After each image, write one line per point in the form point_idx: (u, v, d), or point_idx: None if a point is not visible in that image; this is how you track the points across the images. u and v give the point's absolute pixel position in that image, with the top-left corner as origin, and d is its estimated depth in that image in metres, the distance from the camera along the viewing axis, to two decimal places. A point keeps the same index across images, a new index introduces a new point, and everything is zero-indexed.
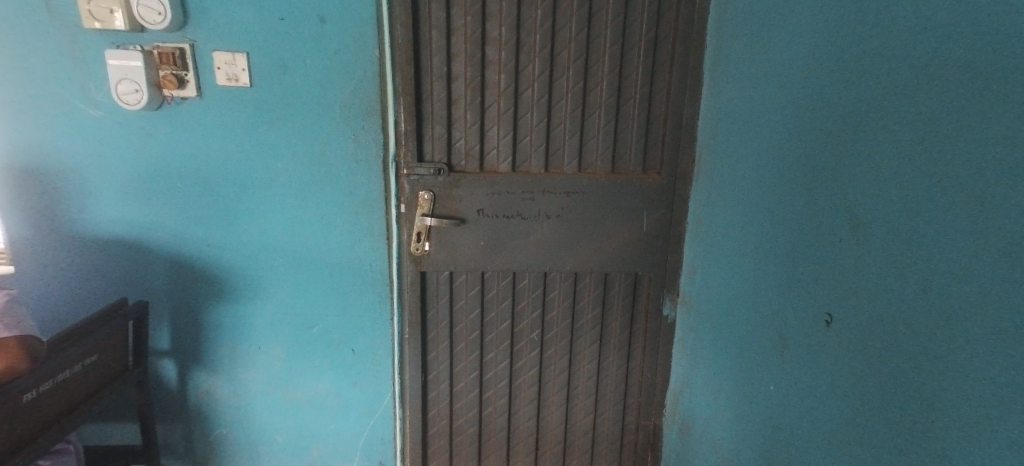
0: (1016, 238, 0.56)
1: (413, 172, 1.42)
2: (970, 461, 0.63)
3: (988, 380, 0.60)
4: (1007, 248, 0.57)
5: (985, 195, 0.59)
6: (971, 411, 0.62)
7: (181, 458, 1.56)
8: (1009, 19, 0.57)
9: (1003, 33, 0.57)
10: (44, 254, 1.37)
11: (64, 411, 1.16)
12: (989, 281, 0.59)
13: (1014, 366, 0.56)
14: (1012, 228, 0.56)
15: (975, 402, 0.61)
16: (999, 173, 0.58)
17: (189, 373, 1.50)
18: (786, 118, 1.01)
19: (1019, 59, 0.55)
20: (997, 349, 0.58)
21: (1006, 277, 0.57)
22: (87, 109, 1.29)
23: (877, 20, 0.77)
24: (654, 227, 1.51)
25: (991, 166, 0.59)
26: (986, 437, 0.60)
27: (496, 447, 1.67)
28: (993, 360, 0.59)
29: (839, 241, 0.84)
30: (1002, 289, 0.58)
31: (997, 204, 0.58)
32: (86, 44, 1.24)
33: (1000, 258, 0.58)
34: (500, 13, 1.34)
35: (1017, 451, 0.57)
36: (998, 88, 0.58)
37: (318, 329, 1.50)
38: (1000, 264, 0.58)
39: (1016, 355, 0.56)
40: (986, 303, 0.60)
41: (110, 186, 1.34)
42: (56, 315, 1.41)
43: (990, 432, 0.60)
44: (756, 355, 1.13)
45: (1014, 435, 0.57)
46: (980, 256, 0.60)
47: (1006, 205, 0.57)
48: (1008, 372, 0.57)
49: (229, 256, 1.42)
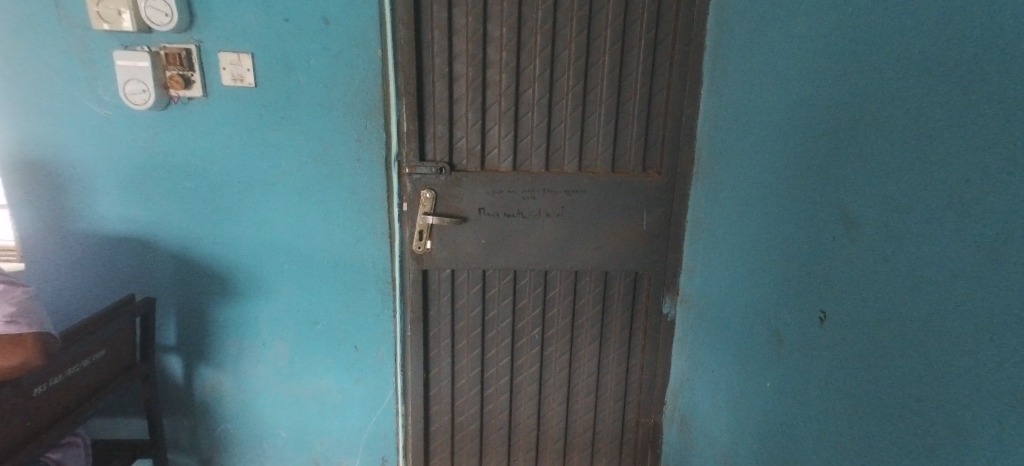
0: (1004, 238, 0.57)
1: (415, 172, 1.44)
2: (955, 456, 0.64)
3: (975, 377, 0.61)
4: (993, 248, 0.58)
5: (974, 196, 0.61)
6: (961, 407, 0.63)
7: (188, 452, 1.58)
8: (999, 25, 0.58)
9: (993, 38, 0.58)
10: (54, 252, 1.40)
11: (73, 405, 1.18)
12: (977, 281, 0.60)
13: (1000, 364, 0.58)
14: (999, 229, 0.58)
15: (962, 398, 0.63)
16: (988, 175, 0.59)
17: (195, 369, 1.52)
18: (784, 117, 1.02)
19: (1007, 64, 0.57)
20: (984, 347, 0.60)
21: (992, 278, 0.59)
22: (96, 109, 1.31)
23: (871, 23, 0.78)
24: (654, 225, 1.52)
25: (979, 168, 0.60)
26: (974, 432, 0.62)
27: (497, 442, 1.69)
28: (980, 358, 0.60)
29: (834, 239, 0.85)
30: (989, 289, 0.59)
31: (986, 205, 0.59)
32: (96, 45, 1.27)
33: (990, 257, 0.59)
34: (501, 13, 1.36)
35: (1009, 448, 0.57)
36: (986, 93, 0.59)
37: (322, 326, 1.52)
38: (987, 264, 0.59)
39: (1002, 354, 0.58)
40: (973, 302, 0.61)
41: (116, 183, 1.36)
42: (64, 310, 1.44)
43: (977, 428, 0.61)
44: (755, 353, 1.14)
45: (999, 431, 0.58)
46: (967, 257, 0.62)
47: (996, 204, 0.58)
48: (995, 371, 0.59)
49: (235, 253, 1.44)
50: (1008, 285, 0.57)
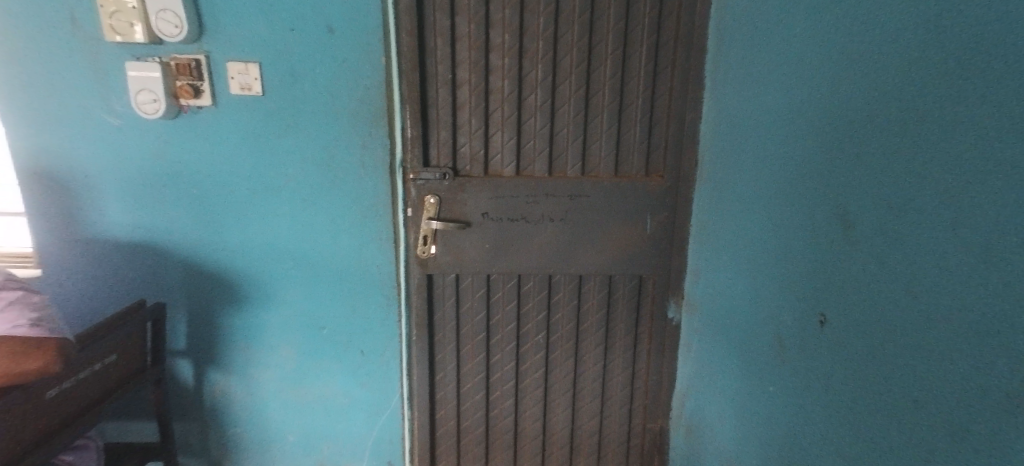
0: (985, 241, 0.57)
1: (419, 177, 1.46)
2: (947, 461, 0.64)
3: (963, 381, 0.60)
4: (977, 250, 0.58)
5: (959, 198, 0.60)
6: (950, 411, 0.63)
7: (199, 455, 1.61)
8: (978, 27, 0.57)
9: (975, 38, 0.58)
10: (68, 259, 1.43)
11: (84, 408, 1.20)
12: (962, 284, 0.60)
13: (983, 368, 0.57)
14: (981, 231, 0.57)
15: (951, 402, 0.62)
16: (971, 176, 0.58)
17: (206, 373, 1.55)
18: (785, 120, 1.02)
19: (987, 65, 0.56)
20: (969, 350, 0.59)
21: (976, 281, 0.58)
22: (109, 119, 1.34)
23: (868, 27, 0.78)
24: (658, 229, 1.51)
25: (963, 169, 0.59)
26: (962, 437, 0.61)
27: (503, 447, 1.69)
28: (966, 362, 0.60)
29: (835, 242, 0.85)
30: (973, 292, 0.58)
31: (969, 206, 0.59)
32: (109, 56, 1.30)
33: (973, 259, 0.58)
34: (503, 20, 1.37)
35: (995, 453, 0.56)
36: (969, 94, 0.59)
37: (328, 330, 1.54)
38: (972, 267, 0.58)
39: (984, 357, 0.57)
40: (959, 304, 0.60)
41: (127, 191, 1.40)
42: (79, 314, 1.47)
43: (965, 433, 0.61)
44: (758, 358, 1.14)
45: (984, 436, 0.58)
46: (954, 260, 0.61)
47: (978, 206, 0.57)
48: (979, 375, 0.58)
49: (243, 259, 1.47)
50: (990, 288, 0.56)
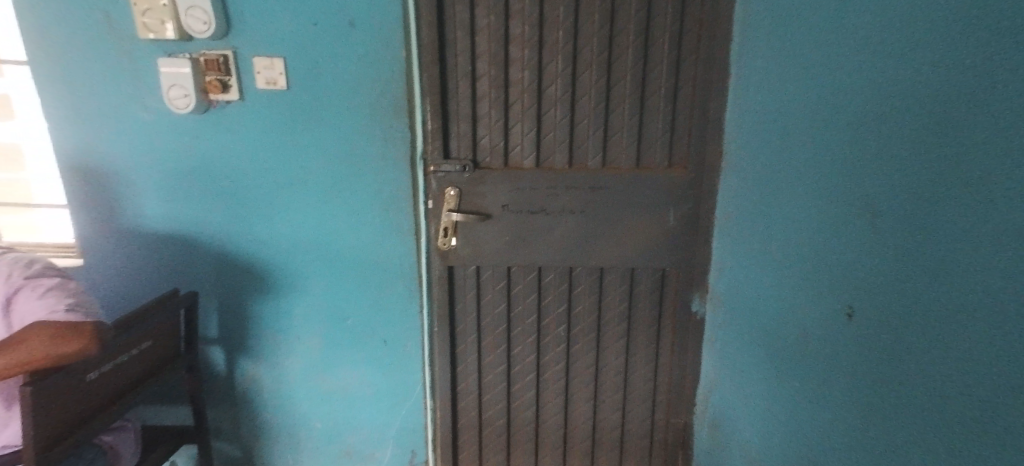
0: (1012, 234, 0.54)
1: (439, 170, 1.46)
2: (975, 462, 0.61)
3: (992, 381, 0.58)
4: (1004, 242, 0.55)
5: (988, 188, 0.57)
6: (978, 410, 0.60)
7: (230, 438, 1.67)
8: (1008, 7, 0.54)
9: (1006, 18, 0.55)
10: (107, 249, 1.50)
11: (122, 392, 1.26)
12: (991, 278, 0.57)
13: (1010, 366, 0.55)
14: (1009, 224, 0.54)
15: (980, 401, 0.60)
16: (1000, 165, 0.55)
17: (236, 360, 1.60)
18: (810, 107, 0.99)
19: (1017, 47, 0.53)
20: (998, 348, 0.57)
21: (1004, 275, 0.55)
22: (143, 114, 1.40)
23: (896, 9, 0.74)
24: (682, 222, 1.48)
25: (993, 157, 0.56)
26: (991, 438, 0.58)
27: (524, 439, 1.70)
28: (995, 360, 0.57)
29: (859, 232, 0.82)
30: (1000, 286, 0.56)
31: (998, 196, 0.56)
32: (143, 53, 1.35)
33: (1001, 252, 0.55)
34: (522, 11, 1.36)
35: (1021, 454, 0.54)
36: (998, 79, 0.56)
37: (352, 321, 1.57)
38: (1001, 261, 0.55)
39: (1011, 355, 0.55)
40: (988, 299, 0.58)
41: (160, 184, 1.45)
42: (118, 302, 1.54)
43: (994, 434, 0.58)
44: (784, 353, 1.10)
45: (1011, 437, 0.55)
46: (983, 253, 0.58)
47: (1006, 196, 0.54)
48: (1006, 373, 0.55)
49: (270, 250, 1.51)
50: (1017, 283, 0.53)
